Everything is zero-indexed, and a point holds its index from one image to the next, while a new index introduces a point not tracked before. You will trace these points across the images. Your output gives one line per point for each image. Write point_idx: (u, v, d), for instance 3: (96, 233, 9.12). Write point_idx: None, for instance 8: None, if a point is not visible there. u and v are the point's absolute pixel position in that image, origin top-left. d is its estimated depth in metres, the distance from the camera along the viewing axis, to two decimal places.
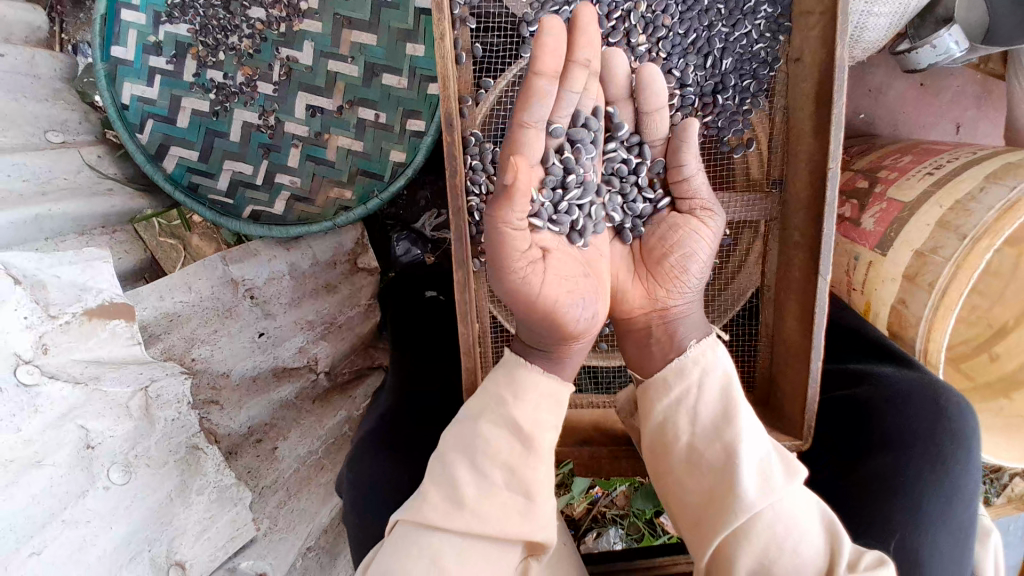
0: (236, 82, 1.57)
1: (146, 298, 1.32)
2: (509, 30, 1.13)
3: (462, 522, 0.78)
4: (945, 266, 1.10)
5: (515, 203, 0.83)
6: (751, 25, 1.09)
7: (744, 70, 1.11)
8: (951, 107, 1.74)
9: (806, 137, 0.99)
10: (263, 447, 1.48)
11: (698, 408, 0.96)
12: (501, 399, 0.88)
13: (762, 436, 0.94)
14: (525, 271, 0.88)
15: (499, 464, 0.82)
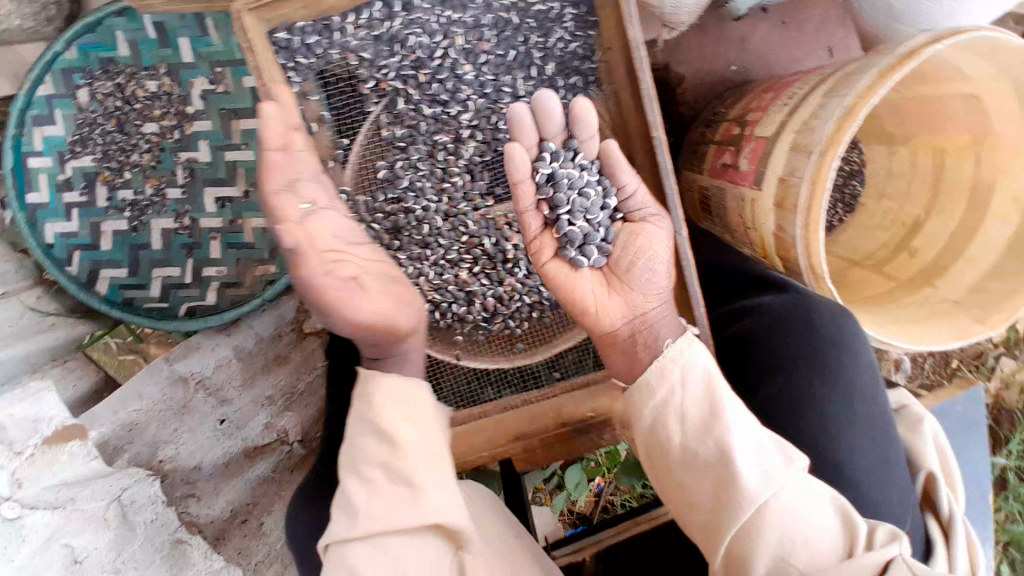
0: (146, 195, 1.66)
1: (101, 417, 1.40)
2: (349, 89, 1.17)
3: (359, 527, 0.86)
4: (804, 187, 1.16)
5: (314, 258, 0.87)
6: (562, 29, 1.17)
7: (569, 69, 1.19)
8: (819, 34, 1.83)
9: (633, 112, 1.08)
10: (250, 526, 1.55)
11: (684, 407, 0.95)
12: (363, 413, 0.94)
13: (756, 429, 0.92)
14: (347, 298, 0.91)
15: (375, 465, 0.90)
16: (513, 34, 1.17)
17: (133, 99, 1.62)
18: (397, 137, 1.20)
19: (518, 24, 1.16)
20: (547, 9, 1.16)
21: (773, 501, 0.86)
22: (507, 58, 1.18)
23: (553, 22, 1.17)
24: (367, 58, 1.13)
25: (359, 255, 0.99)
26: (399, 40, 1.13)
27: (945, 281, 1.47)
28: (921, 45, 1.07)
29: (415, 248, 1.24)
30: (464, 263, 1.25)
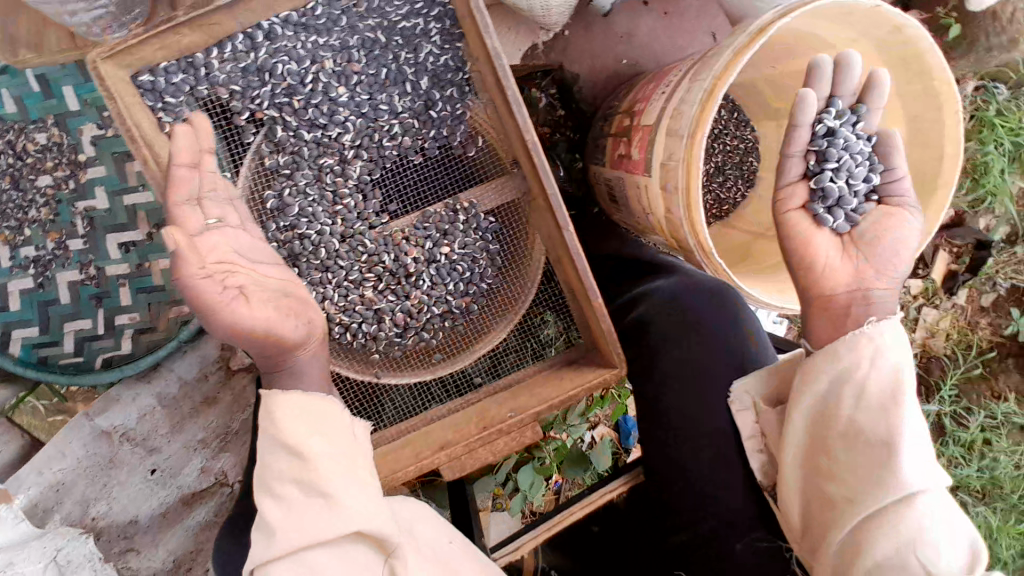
0: (48, 249, 1.61)
1: (26, 480, 1.43)
2: (224, 123, 1.16)
3: (279, 546, 0.89)
4: (680, 168, 1.20)
5: (189, 260, 0.88)
6: (430, 44, 1.19)
7: (444, 81, 1.21)
8: (700, 20, 1.92)
9: (506, 116, 1.12)
10: (194, 574, 1.58)
11: (870, 387, 1.02)
12: (268, 430, 0.98)
13: (914, 426, 0.98)
14: (230, 307, 0.93)
15: (287, 481, 0.94)
16: (383, 54, 1.19)
17: (24, 154, 1.59)
18: (283, 166, 1.19)
19: (385, 43, 1.19)
20: (411, 26, 1.18)
21: (916, 499, 0.92)
22: (380, 77, 1.20)
23: (420, 38, 1.19)
24: (239, 91, 1.14)
25: (258, 271, 1.04)
26: (268, 70, 1.13)
27: None
28: (769, 22, 1.14)
29: (317, 273, 1.22)
30: (369, 282, 1.24)
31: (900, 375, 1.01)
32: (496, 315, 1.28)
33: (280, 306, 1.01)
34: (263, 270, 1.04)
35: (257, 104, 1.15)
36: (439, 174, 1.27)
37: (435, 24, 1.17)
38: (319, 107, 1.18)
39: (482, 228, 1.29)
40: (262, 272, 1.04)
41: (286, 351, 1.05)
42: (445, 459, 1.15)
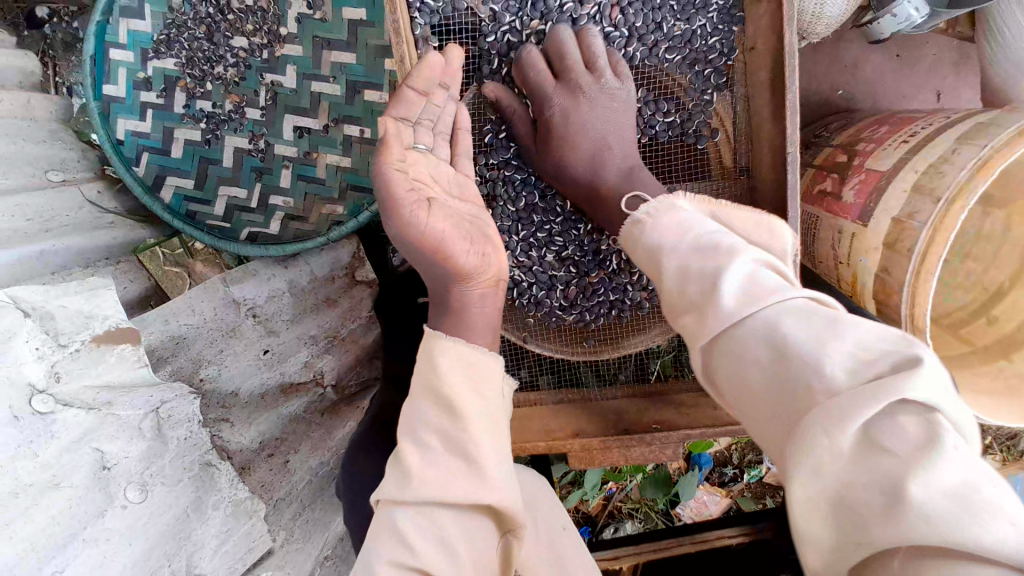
0: (225, 110, 1.62)
1: (152, 322, 1.35)
2: (471, 44, 1.16)
3: (413, 492, 0.79)
4: (922, 231, 1.11)
5: (389, 150, 0.92)
6: (705, 18, 1.15)
7: (701, 61, 1.17)
8: (929, 77, 1.73)
9: (767, 122, 1.05)
10: (276, 461, 1.49)
11: (661, 250, 0.87)
12: (422, 372, 0.89)
13: (748, 253, 0.77)
14: (414, 208, 0.91)
15: (432, 428, 0.84)
16: (653, 11, 1.15)
17: (227, 10, 1.56)
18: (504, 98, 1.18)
19: (659, 5, 1.15)
20: None
21: (772, 343, 0.68)
22: (639, 35, 1.16)
23: (697, 10, 1.15)
24: (496, 13, 1.13)
25: (435, 194, 0.98)
26: (534, 2, 1.13)
27: (1023, 355, 1.34)
28: None
29: (506, 220, 1.26)
30: (554, 247, 1.27)
31: (688, 223, 0.87)
32: (658, 317, 1.27)
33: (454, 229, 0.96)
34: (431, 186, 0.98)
35: (506, 31, 1.14)
36: (661, 159, 1.24)
37: (719, 0, 1.14)
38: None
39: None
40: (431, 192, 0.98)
41: (454, 279, 0.96)
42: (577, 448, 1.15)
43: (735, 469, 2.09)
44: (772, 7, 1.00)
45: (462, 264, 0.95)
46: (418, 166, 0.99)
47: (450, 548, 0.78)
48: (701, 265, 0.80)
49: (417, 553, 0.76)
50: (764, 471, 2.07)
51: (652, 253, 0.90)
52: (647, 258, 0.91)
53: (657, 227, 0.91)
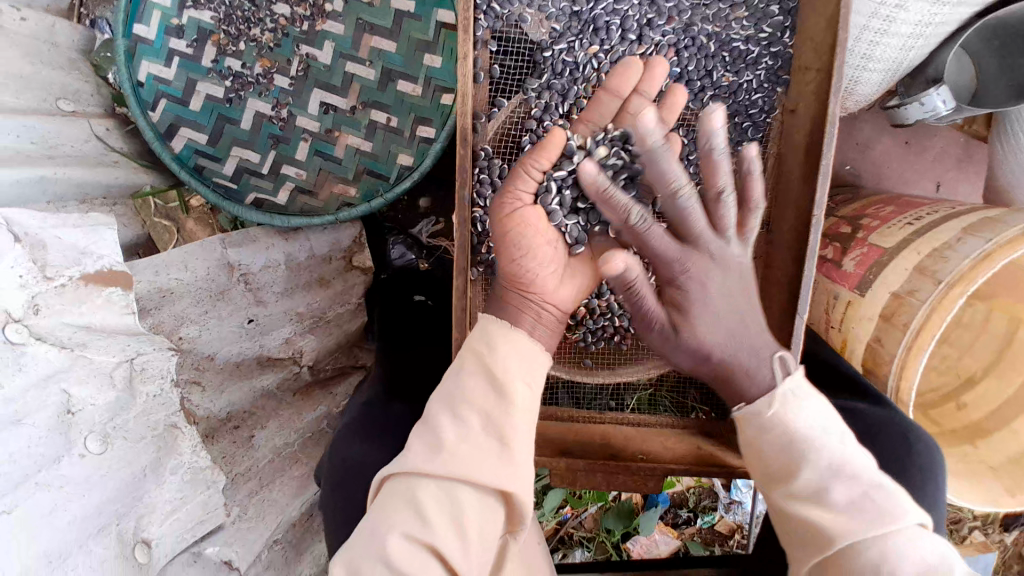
0: (254, 73, 1.59)
1: (141, 271, 1.32)
2: (526, 54, 1.19)
3: (441, 462, 0.88)
4: (921, 306, 1.16)
5: (540, 153, 1.08)
6: (753, 75, 1.20)
7: (741, 114, 1.21)
8: (933, 166, 1.82)
9: (794, 177, 1.10)
10: (240, 434, 1.45)
11: (769, 446, 0.97)
12: (481, 356, 0.96)
13: (856, 463, 0.91)
14: (518, 208, 1.06)
15: (477, 411, 0.92)
16: (706, 59, 1.19)
17: None
18: (548, 113, 1.18)
19: (712, 53, 1.19)
20: (746, 50, 1.19)
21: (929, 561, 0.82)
22: (688, 78, 1.20)
23: (747, 65, 1.20)
24: (557, 31, 1.17)
25: (502, 206, 1.06)
26: (596, 26, 1.16)
27: (986, 441, 1.45)
28: None
29: None
30: None
31: (804, 422, 0.95)
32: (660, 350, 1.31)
33: (514, 234, 1.04)
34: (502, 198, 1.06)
35: (563, 49, 1.17)
36: None
37: (768, 60, 1.17)
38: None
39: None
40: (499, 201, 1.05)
41: (521, 284, 1.03)
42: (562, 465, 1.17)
43: (689, 512, 2.10)
44: (821, 77, 1.04)
45: (518, 272, 1.03)
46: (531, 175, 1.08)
47: (460, 524, 0.86)
48: (817, 473, 0.92)
49: (428, 521, 0.86)
50: (718, 518, 2.08)
51: (758, 444, 0.99)
52: (755, 453, 1.00)
53: (760, 416, 0.98)
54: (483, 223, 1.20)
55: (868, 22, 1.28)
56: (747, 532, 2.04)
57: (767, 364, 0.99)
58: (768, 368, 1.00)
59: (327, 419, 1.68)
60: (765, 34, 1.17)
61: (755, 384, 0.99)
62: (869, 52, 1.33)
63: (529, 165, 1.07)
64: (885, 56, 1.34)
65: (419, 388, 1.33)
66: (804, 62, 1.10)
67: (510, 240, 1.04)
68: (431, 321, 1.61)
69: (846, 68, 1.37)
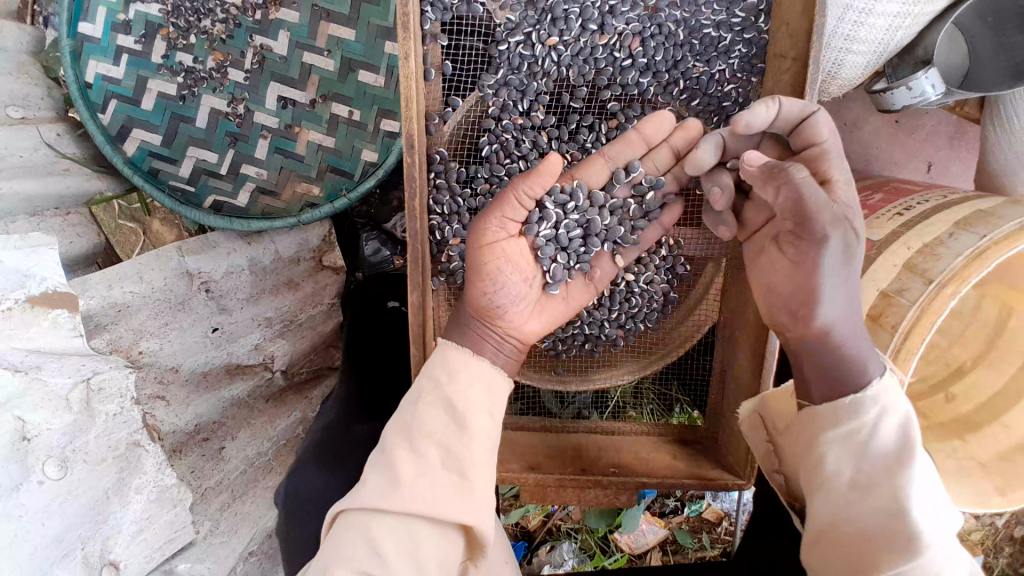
0: (206, 67, 1.50)
1: (93, 287, 1.26)
2: (482, 48, 1.17)
3: (398, 500, 0.83)
4: (909, 309, 1.11)
5: (533, 179, 0.96)
6: (726, 63, 1.15)
7: (714, 107, 1.18)
8: (924, 145, 1.74)
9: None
10: (209, 447, 1.40)
11: (873, 444, 0.85)
12: (439, 383, 0.93)
13: (933, 467, 0.86)
14: (496, 234, 0.99)
15: (434, 442, 0.88)
16: (674, 48, 1.15)
17: None
18: (506, 112, 1.18)
19: (681, 42, 1.15)
20: (717, 38, 1.14)
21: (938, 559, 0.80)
22: (654, 69, 1.17)
23: (718, 54, 1.15)
24: (512, 21, 1.13)
25: (486, 230, 0.99)
26: (555, 15, 1.13)
27: (977, 436, 1.34)
28: None
29: None
30: None
31: (903, 420, 0.86)
32: (633, 356, 1.31)
33: (492, 267, 0.98)
34: (487, 221, 0.98)
35: (519, 42, 1.14)
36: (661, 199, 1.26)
37: (741, 47, 1.13)
38: (581, 70, 1.17)
39: (669, 272, 1.28)
40: (483, 225, 0.98)
41: (490, 317, 1.00)
42: (529, 481, 1.14)
43: (677, 500, 2.05)
44: (797, 66, 0.98)
45: (490, 307, 0.98)
46: (519, 197, 0.99)
47: (417, 561, 0.82)
48: (916, 478, 0.83)
49: (383, 556, 0.81)
50: (706, 505, 2.04)
51: (857, 439, 0.86)
52: (844, 448, 0.86)
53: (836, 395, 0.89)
54: (442, 228, 1.21)
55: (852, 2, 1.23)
56: (735, 519, 2.01)
57: (866, 347, 0.89)
58: (867, 355, 0.89)
59: (302, 425, 1.65)
60: (738, 19, 1.12)
61: (858, 361, 0.87)
62: (854, 33, 1.27)
63: (519, 193, 0.98)
64: (870, 37, 1.27)
65: (385, 403, 1.41)
66: (782, 49, 1.04)
67: (485, 272, 0.98)
68: (399, 329, 1.59)
69: (828, 50, 1.29)
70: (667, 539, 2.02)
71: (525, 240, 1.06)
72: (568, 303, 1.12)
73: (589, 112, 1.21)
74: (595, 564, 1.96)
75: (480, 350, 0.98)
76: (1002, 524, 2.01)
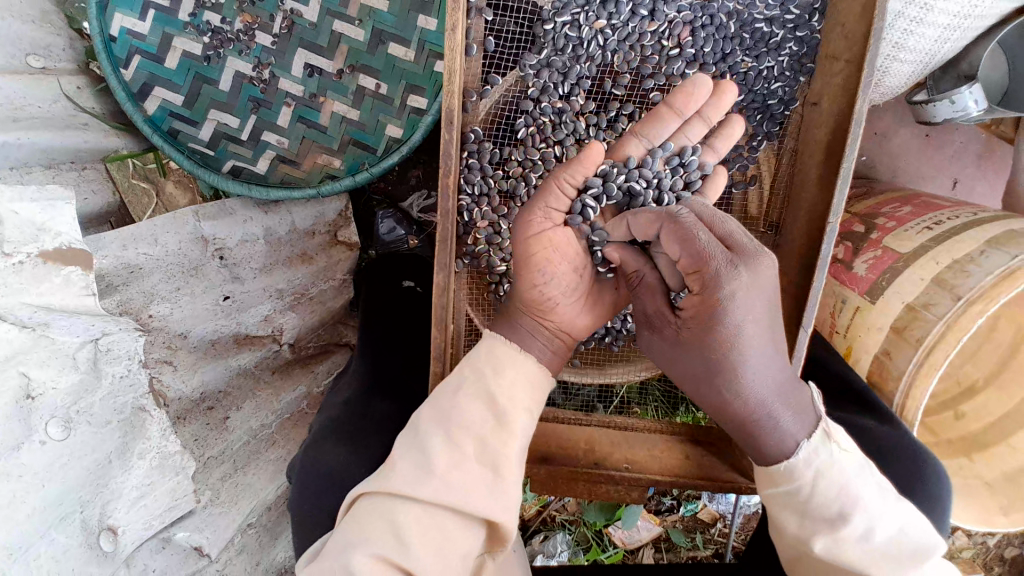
0: (233, 29, 1.46)
1: (107, 246, 1.22)
2: (526, 26, 1.16)
3: (431, 488, 0.82)
4: (935, 325, 1.10)
5: (576, 168, 1.01)
6: (774, 60, 1.15)
7: (762, 107, 1.18)
8: (952, 161, 1.72)
9: (811, 187, 1.05)
10: (215, 415, 1.38)
11: (813, 500, 0.87)
12: (484, 376, 0.92)
13: (895, 501, 0.88)
14: (542, 226, 1.00)
15: (473, 436, 0.86)
16: (724, 40, 1.14)
17: None
18: (545, 94, 1.17)
19: (732, 35, 1.15)
20: (768, 33, 1.14)
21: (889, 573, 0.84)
22: (702, 60, 1.16)
23: (769, 50, 1.15)
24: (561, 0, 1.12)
25: (531, 223, 0.99)
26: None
27: (984, 456, 1.34)
28: None
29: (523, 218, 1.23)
30: None
31: (844, 473, 0.87)
32: None
33: (539, 257, 0.99)
34: (532, 212, 0.99)
35: (566, 22, 1.13)
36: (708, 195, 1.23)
37: (792, 45, 1.12)
38: (626, 56, 1.16)
39: None
40: (528, 216, 0.99)
41: (542, 312, 1.01)
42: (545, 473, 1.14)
43: (673, 500, 2.05)
44: (851, 69, 0.97)
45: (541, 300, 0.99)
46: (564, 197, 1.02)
47: (440, 553, 0.81)
48: (868, 522, 0.86)
49: (407, 545, 0.79)
50: (701, 506, 2.04)
51: (796, 499, 0.89)
52: (785, 507, 0.90)
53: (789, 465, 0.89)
54: (470, 209, 1.20)
55: (905, 9, 1.19)
56: (730, 521, 2.01)
57: (792, 412, 0.89)
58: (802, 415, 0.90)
59: (307, 399, 1.64)
60: (793, 16, 1.11)
61: (778, 430, 0.88)
62: (902, 40, 1.25)
63: (560, 181, 1.01)
64: (918, 46, 1.26)
65: (403, 387, 1.37)
66: (835, 51, 1.02)
67: (532, 264, 0.98)
68: (416, 308, 1.56)
69: (880, 56, 1.27)
70: (661, 538, 2.02)
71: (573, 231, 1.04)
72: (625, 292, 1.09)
73: (630, 101, 1.19)
74: (590, 557, 1.95)
75: (531, 344, 0.98)
76: (992, 544, 2.02)
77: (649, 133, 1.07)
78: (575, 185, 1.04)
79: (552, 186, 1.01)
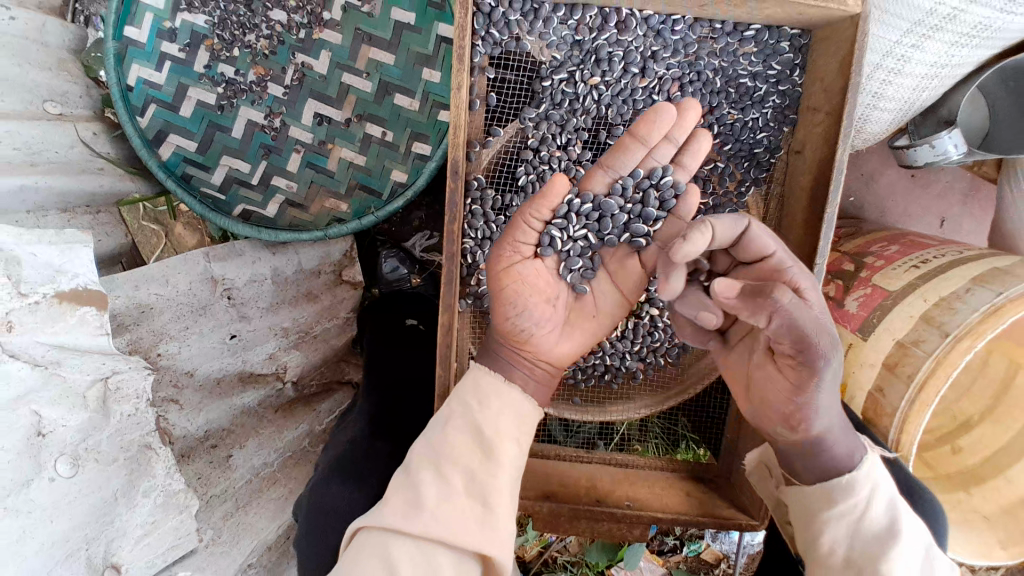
0: (246, 80, 1.54)
1: (119, 286, 1.26)
2: (525, 84, 1.24)
3: (419, 521, 0.84)
4: (925, 361, 1.13)
5: (542, 202, 1.04)
6: (759, 112, 1.22)
7: (749, 155, 1.24)
8: (938, 201, 1.78)
9: (798, 229, 1.10)
10: (217, 454, 1.40)
11: (866, 520, 0.89)
12: (470, 410, 0.95)
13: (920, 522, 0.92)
14: (512, 258, 1.03)
15: (459, 467, 0.89)
16: (711, 94, 1.22)
17: None
18: (544, 143, 1.24)
19: (717, 90, 1.23)
20: (752, 87, 1.22)
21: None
22: None
23: (753, 103, 1.23)
24: (558, 60, 1.19)
25: (502, 258, 1.03)
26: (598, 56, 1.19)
27: (981, 489, 1.35)
28: None
29: None
30: None
31: (887, 493, 0.91)
32: (650, 391, 1.32)
33: (510, 290, 1.01)
34: (501, 248, 1.03)
35: (562, 79, 1.21)
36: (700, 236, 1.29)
37: (775, 98, 1.20)
38: (619, 110, 1.23)
39: None
40: (499, 251, 1.03)
41: (519, 344, 1.04)
42: (546, 510, 1.16)
43: (676, 539, 2.04)
44: (831, 120, 1.03)
45: (516, 331, 1.02)
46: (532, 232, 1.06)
47: None
48: (913, 539, 0.88)
49: None
50: (704, 545, 2.02)
51: (849, 519, 0.90)
52: (836, 524, 0.90)
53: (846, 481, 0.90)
54: (474, 252, 1.26)
55: (882, 61, 1.28)
56: (734, 562, 1.99)
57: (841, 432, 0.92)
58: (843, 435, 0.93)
59: (309, 437, 1.65)
60: (775, 71, 1.18)
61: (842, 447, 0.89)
62: (881, 90, 1.33)
63: (528, 216, 1.04)
64: (897, 95, 1.34)
65: (406, 423, 1.40)
66: (816, 104, 1.09)
67: (504, 297, 1.01)
68: (420, 344, 1.60)
69: (860, 106, 1.35)
70: None
71: (540, 261, 1.08)
72: (597, 322, 1.14)
73: None
74: None
75: (509, 372, 1.02)
76: None
77: (614, 164, 1.11)
78: (543, 218, 1.07)
79: (518, 221, 1.04)
